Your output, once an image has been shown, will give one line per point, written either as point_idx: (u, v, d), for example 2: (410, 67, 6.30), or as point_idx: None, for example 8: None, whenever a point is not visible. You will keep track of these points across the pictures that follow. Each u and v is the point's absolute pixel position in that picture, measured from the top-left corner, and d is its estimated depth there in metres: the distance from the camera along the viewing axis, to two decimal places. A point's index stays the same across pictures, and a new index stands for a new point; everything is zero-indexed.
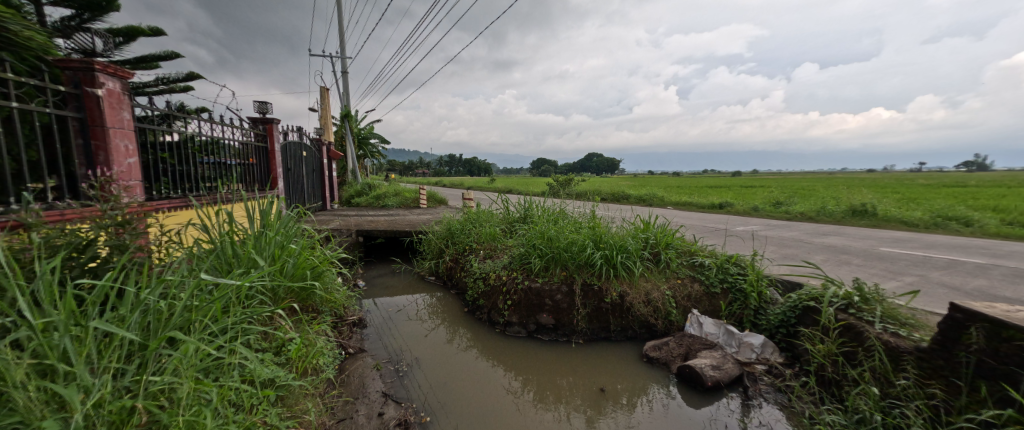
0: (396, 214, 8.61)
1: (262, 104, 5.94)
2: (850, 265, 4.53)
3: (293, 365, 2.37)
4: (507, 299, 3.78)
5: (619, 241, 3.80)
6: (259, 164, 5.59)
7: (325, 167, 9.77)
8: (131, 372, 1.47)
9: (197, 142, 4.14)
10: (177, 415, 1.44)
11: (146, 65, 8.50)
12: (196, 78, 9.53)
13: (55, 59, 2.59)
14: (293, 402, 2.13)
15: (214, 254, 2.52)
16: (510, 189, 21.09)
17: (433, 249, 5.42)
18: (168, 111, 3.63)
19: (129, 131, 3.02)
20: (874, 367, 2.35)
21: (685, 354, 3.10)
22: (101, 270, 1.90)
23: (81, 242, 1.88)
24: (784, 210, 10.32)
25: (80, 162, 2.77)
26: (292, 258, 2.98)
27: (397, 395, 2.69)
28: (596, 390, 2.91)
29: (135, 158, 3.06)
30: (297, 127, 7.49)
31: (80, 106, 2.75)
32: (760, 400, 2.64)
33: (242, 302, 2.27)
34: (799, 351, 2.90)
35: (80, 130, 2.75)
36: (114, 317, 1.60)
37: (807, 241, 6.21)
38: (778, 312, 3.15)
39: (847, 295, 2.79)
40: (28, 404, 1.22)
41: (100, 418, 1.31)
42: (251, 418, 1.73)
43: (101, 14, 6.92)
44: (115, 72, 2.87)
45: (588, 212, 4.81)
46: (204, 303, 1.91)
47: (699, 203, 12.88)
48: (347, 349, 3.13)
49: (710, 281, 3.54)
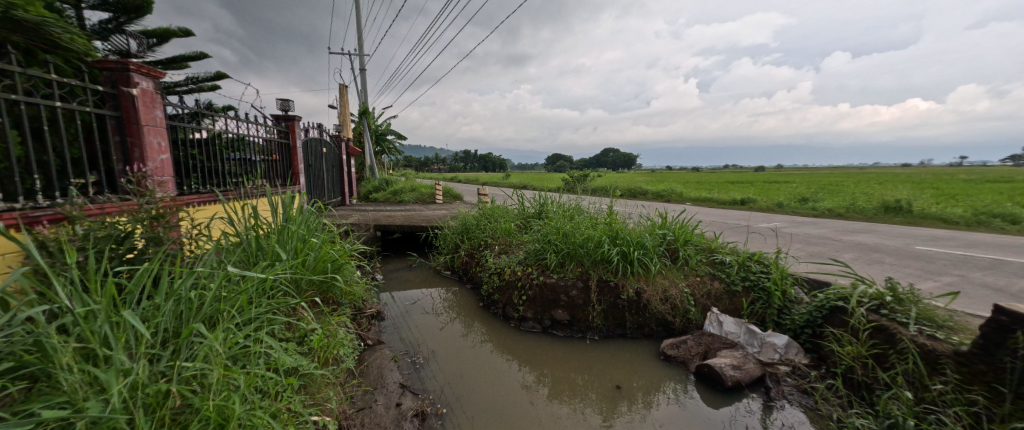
0: (412, 210, 8.68)
1: (285, 102, 6.08)
2: (883, 265, 4.33)
3: (315, 355, 2.44)
4: (521, 295, 3.78)
5: (636, 237, 3.75)
6: (280, 160, 5.73)
7: (343, 162, 9.93)
8: (166, 357, 1.54)
9: (223, 139, 4.28)
10: (207, 399, 1.50)
11: (177, 65, 8.82)
12: (223, 76, 9.86)
13: (94, 59, 2.71)
14: (315, 390, 2.21)
15: (241, 247, 2.62)
16: (522, 185, 20.78)
17: (449, 244, 5.46)
18: (196, 109, 3.75)
19: (161, 128, 3.13)
20: (907, 371, 2.26)
21: (704, 354, 3.04)
22: (138, 260, 2.01)
23: (119, 234, 1.98)
24: (811, 206, 9.98)
25: (116, 158, 2.88)
26: (314, 252, 3.07)
27: (413, 387, 2.74)
28: (612, 387, 2.88)
29: (167, 155, 3.18)
30: (318, 124, 7.69)
31: (117, 105, 2.88)
32: (783, 402, 2.57)
33: (265, 293, 2.35)
34: (825, 352, 2.79)
35: (116, 127, 2.87)
36: (149, 305, 1.68)
37: (834, 238, 5.98)
38: (803, 312, 3.03)
39: (879, 296, 2.67)
40: (73, 385, 1.28)
41: (138, 401, 1.38)
42: (277, 405, 1.77)
43: (136, 17, 7.23)
44: (149, 73, 2.99)
45: (605, 207, 4.76)
46: (232, 294, 1.99)
47: (721, 198, 12.54)
48: (365, 341, 3.20)
49: (731, 279, 3.46)
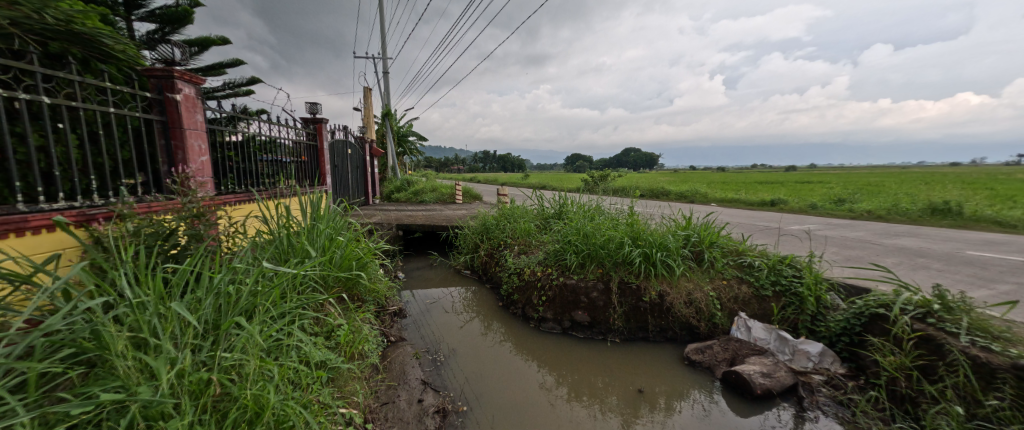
0: (433, 210, 8.81)
1: (313, 105, 6.30)
2: (930, 271, 4.06)
3: (342, 350, 2.51)
4: (541, 295, 3.78)
5: (659, 238, 3.67)
6: (309, 161, 5.94)
7: (367, 163, 10.19)
8: (207, 347, 1.63)
9: (257, 141, 4.47)
10: (245, 388, 1.58)
11: (215, 72, 9.29)
12: (257, 82, 10.31)
13: (143, 68, 2.89)
14: (343, 383, 2.28)
15: (273, 244, 2.74)
16: (542, 186, 20.72)
17: (469, 243, 5.50)
18: (232, 112, 3.94)
19: (201, 132, 3.30)
20: (957, 384, 2.14)
21: (731, 360, 2.94)
22: (181, 256, 2.13)
23: (165, 231, 2.11)
24: (847, 208, 9.47)
25: (162, 159, 3.07)
26: (340, 250, 3.16)
27: (434, 383, 2.78)
28: (634, 391, 2.84)
29: (207, 156, 3.35)
30: (343, 126, 7.92)
31: (163, 110, 3.06)
32: (817, 412, 2.45)
33: (296, 289, 2.45)
34: (864, 362, 2.64)
35: (162, 131, 3.05)
36: (192, 298, 1.78)
37: (874, 242, 5.65)
38: (839, 319, 2.88)
39: (925, 304, 2.51)
40: (127, 370, 1.37)
41: (184, 387, 1.46)
42: (307, 396, 1.84)
43: (179, 27, 7.66)
44: (190, 79, 3.16)
45: (626, 208, 4.68)
46: (266, 289, 2.09)
47: (749, 199, 12.08)
48: (388, 337, 3.27)
49: (760, 283, 3.33)
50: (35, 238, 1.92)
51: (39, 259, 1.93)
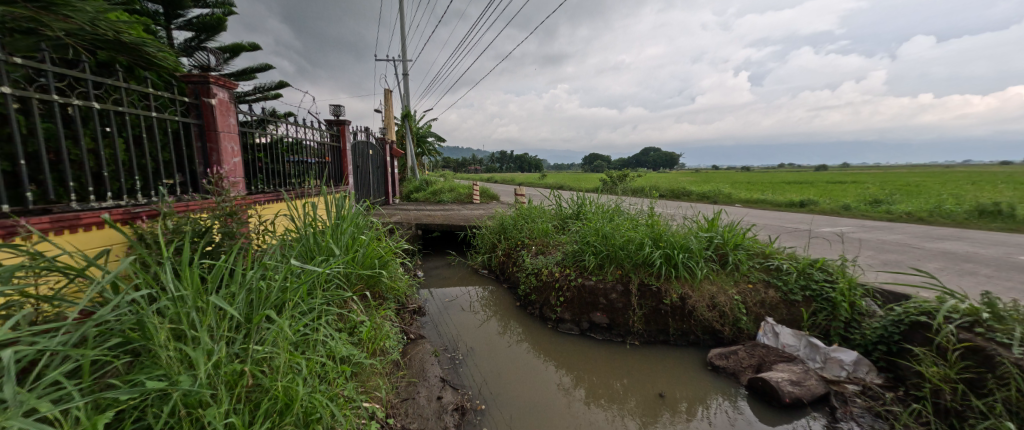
0: (451, 209, 8.89)
1: (337, 107, 6.48)
2: (978, 277, 3.81)
3: (365, 346, 2.57)
4: (559, 296, 3.76)
5: (680, 240, 3.59)
6: (332, 162, 6.11)
7: (387, 163, 10.38)
8: (240, 340, 1.71)
9: (284, 143, 4.63)
10: (275, 380, 1.64)
11: (246, 77, 9.69)
12: (285, 85, 10.69)
13: (182, 74, 3.05)
14: (365, 378, 2.33)
15: (300, 242, 2.84)
16: (560, 186, 20.60)
17: (486, 243, 5.53)
18: (262, 115, 4.10)
19: (234, 134, 3.45)
20: (1008, 398, 2.00)
21: (758, 366, 2.85)
22: (216, 252, 2.24)
23: (201, 229, 2.21)
24: (884, 210, 8.99)
25: (199, 161, 3.22)
26: (363, 248, 3.24)
27: (453, 381, 2.81)
28: (654, 395, 2.78)
29: (239, 158, 3.49)
30: (365, 127, 8.10)
31: (199, 114, 3.21)
32: (851, 424, 2.34)
33: (322, 285, 2.52)
34: (904, 372, 2.51)
35: (199, 134, 3.21)
36: (227, 293, 1.87)
37: (914, 245, 5.34)
38: (876, 326, 2.75)
39: (972, 312, 2.36)
40: (169, 360, 1.45)
41: (220, 377, 1.53)
42: (333, 390, 1.89)
43: (213, 35, 8.03)
44: (224, 84, 3.30)
45: (646, 209, 4.59)
46: (294, 285, 2.16)
47: (776, 200, 11.64)
48: (408, 334, 3.33)
49: (789, 287, 3.21)
50: (86, 234, 2.04)
51: (91, 253, 2.06)
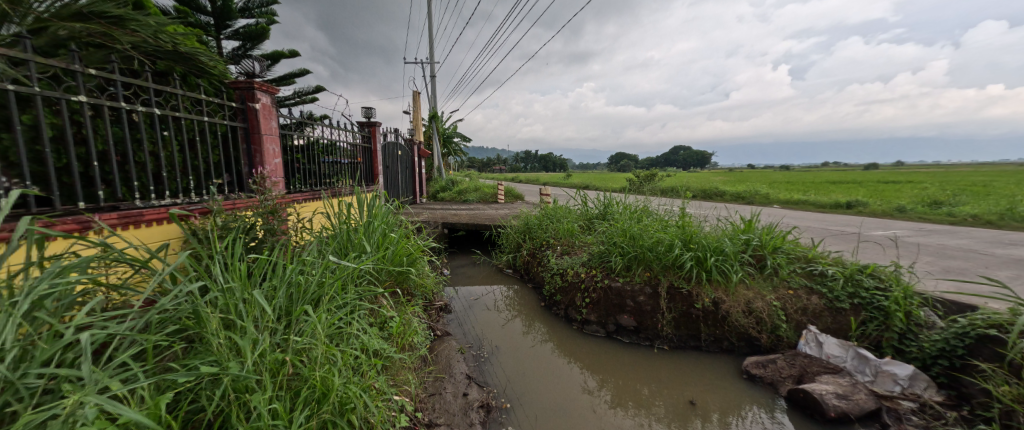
0: (477, 209, 8.98)
1: (368, 110, 6.69)
2: None
3: (394, 341, 2.65)
4: (585, 297, 3.73)
5: (714, 242, 3.47)
6: (364, 163, 6.32)
7: (415, 163, 10.61)
8: (282, 331, 1.81)
9: (320, 145, 4.84)
10: (314, 370, 1.72)
11: (286, 82, 10.18)
12: (321, 89, 11.15)
13: (230, 81, 3.25)
14: (395, 372, 2.41)
15: (334, 239, 2.96)
16: (586, 185, 20.32)
17: (511, 242, 5.55)
18: (301, 119, 4.31)
19: (276, 137, 3.64)
20: None
21: (799, 377, 2.70)
22: (258, 247, 2.38)
23: (246, 225, 2.36)
24: (945, 212, 8.27)
25: (245, 163, 3.42)
26: (393, 246, 3.34)
27: (479, 379, 2.85)
28: (685, 402, 2.71)
29: (280, 159, 3.68)
30: (394, 128, 8.31)
31: (245, 118, 3.41)
32: None
33: (355, 281, 2.62)
34: (968, 390, 2.31)
35: (245, 138, 3.41)
36: (269, 286, 1.98)
37: (981, 251, 4.88)
38: (935, 339, 2.55)
39: None
40: (220, 347, 1.56)
41: (264, 365, 1.63)
42: (366, 381, 1.97)
43: (256, 43, 8.49)
44: (266, 89, 3.49)
45: (676, 209, 4.46)
46: (329, 280, 2.26)
47: (819, 200, 10.96)
48: (435, 331, 3.41)
49: (835, 294, 3.03)
50: (148, 229, 2.23)
51: (153, 247, 2.25)
